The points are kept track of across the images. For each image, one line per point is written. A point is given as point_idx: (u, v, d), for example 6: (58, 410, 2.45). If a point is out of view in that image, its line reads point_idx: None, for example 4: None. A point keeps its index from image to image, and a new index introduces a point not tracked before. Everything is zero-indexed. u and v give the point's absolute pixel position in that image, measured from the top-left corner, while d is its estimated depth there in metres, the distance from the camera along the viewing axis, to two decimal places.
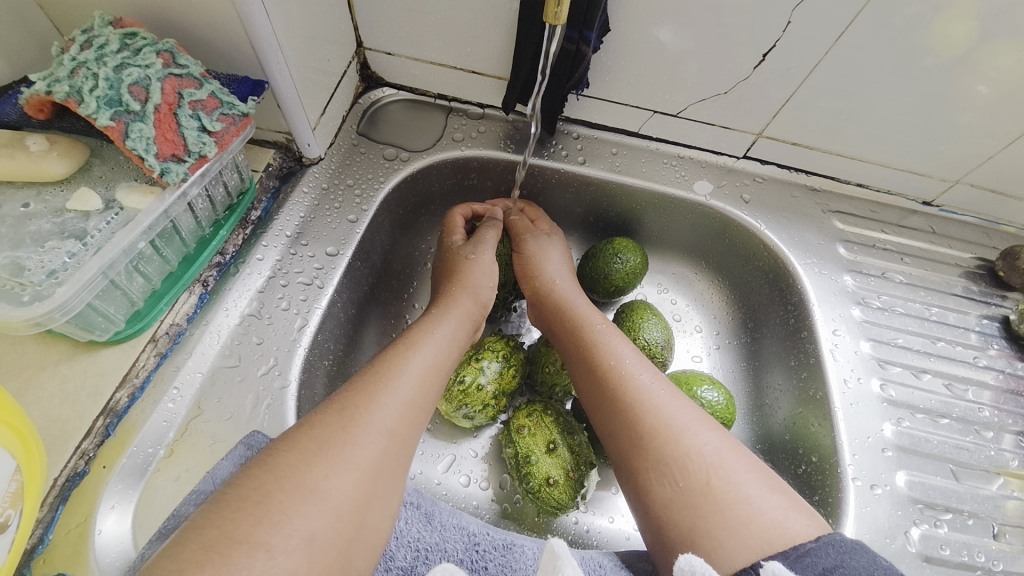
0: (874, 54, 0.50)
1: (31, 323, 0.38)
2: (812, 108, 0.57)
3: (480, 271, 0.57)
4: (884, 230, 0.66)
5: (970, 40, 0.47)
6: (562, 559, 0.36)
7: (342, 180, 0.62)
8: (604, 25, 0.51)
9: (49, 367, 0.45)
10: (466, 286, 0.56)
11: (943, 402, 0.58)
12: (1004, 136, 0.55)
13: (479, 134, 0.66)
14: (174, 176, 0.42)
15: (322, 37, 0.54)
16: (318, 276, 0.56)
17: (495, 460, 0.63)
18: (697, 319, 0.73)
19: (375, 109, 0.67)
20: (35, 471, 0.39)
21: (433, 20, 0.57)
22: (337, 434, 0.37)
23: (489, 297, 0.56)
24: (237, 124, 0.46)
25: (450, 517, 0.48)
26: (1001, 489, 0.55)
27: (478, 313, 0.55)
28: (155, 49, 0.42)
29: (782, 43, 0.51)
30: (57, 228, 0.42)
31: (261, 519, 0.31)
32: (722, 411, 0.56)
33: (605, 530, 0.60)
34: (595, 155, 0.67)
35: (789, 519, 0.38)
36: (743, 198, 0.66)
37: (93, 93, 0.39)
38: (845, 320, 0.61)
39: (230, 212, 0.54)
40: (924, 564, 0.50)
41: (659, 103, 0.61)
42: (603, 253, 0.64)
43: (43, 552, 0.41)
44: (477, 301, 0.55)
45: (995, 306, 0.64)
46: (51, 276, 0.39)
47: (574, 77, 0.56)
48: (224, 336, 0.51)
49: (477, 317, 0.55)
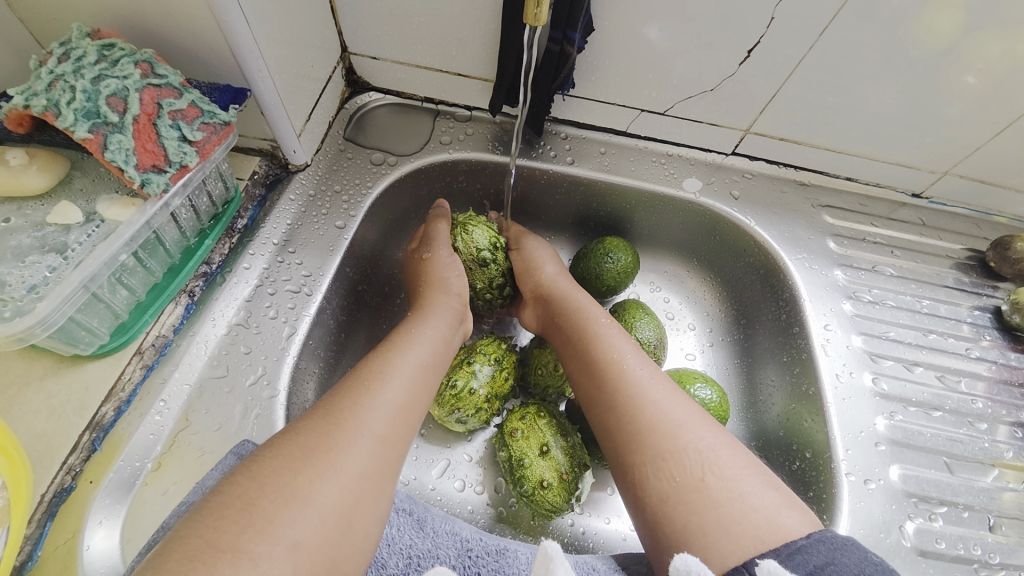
0: (858, 48, 0.50)
1: (13, 339, 0.38)
2: (798, 103, 0.57)
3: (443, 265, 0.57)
4: (874, 223, 0.66)
5: (955, 31, 0.47)
6: (554, 562, 0.36)
7: (330, 186, 0.62)
8: (587, 25, 0.51)
9: (34, 382, 0.45)
10: (437, 283, 0.56)
11: (936, 395, 0.58)
12: (992, 126, 0.55)
13: (467, 137, 0.66)
14: (155, 186, 0.42)
15: (306, 43, 0.54)
16: (306, 284, 0.56)
17: (490, 464, 0.62)
18: (690, 318, 0.72)
19: (362, 113, 0.67)
20: (22, 486, 0.38)
21: (418, 23, 0.57)
22: (323, 441, 0.37)
23: (461, 286, 0.57)
24: (219, 133, 0.46)
25: (443, 522, 0.47)
26: (996, 481, 0.55)
27: (456, 306, 0.55)
28: (133, 59, 0.42)
29: (767, 39, 0.51)
30: (38, 242, 0.42)
31: (245, 528, 0.31)
32: (716, 409, 0.56)
33: (601, 531, 0.60)
34: (583, 155, 0.67)
35: (781, 516, 0.38)
36: (733, 195, 0.66)
37: (71, 105, 0.39)
38: (836, 315, 0.61)
39: (216, 222, 0.53)
40: (920, 558, 0.50)
41: (646, 102, 0.61)
42: (595, 252, 0.64)
43: (31, 568, 0.40)
44: (452, 294, 0.56)
45: (987, 297, 0.64)
46: (32, 291, 0.39)
47: (558, 77, 0.56)
48: (211, 346, 0.50)
49: (460, 311, 0.56)
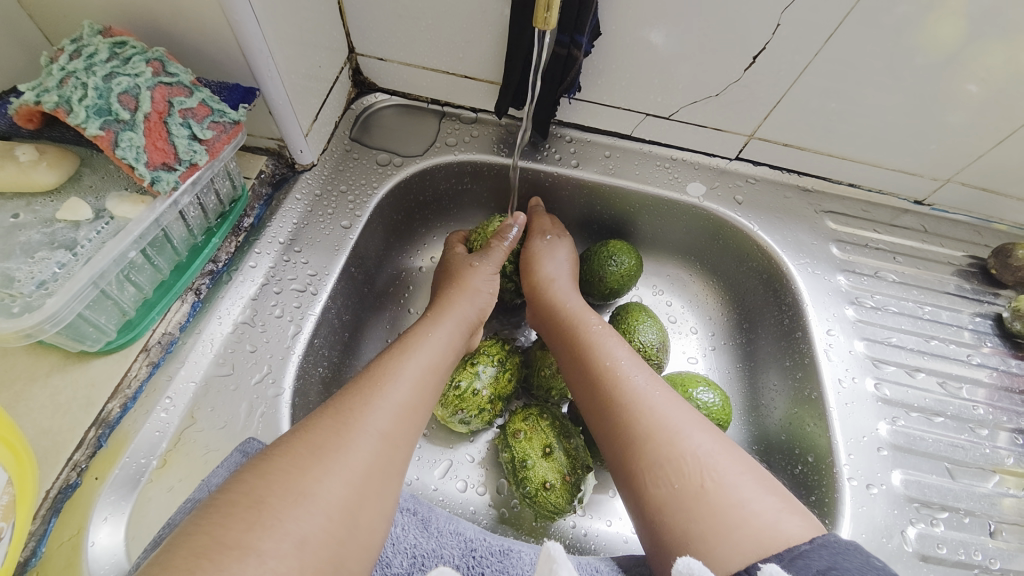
0: (862, 55, 0.50)
1: (21, 334, 0.38)
2: (803, 109, 0.57)
3: (481, 278, 0.57)
4: (876, 229, 0.66)
5: (958, 39, 0.48)
6: (559, 561, 0.36)
7: (336, 186, 0.62)
8: (595, 29, 0.52)
9: (40, 378, 0.45)
10: (465, 290, 0.56)
11: (938, 400, 0.58)
12: (994, 134, 0.55)
13: (472, 138, 0.66)
14: (165, 184, 0.42)
15: (314, 43, 0.54)
16: (311, 283, 0.56)
17: (493, 465, 0.63)
18: (693, 321, 0.73)
19: (369, 114, 0.67)
20: (27, 482, 0.38)
21: (426, 25, 0.57)
22: (332, 438, 0.37)
23: (487, 303, 0.57)
24: (228, 132, 0.46)
25: (447, 522, 0.47)
26: (996, 487, 0.55)
27: (475, 318, 0.55)
28: (144, 57, 0.42)
29: (772, 45, 0.51)
30: (47, 238, 0.42)
31: (252, 524, 0.31)
32: (718, 414, 0.56)
33: (603, 534, 0.60)
34: (588, 158, 0.67)
35: (782, 522, 0.38)
36: (736, 199, 0.66)
37: (83, 103, 0.39)
38: (839, 320, 0.61)
39: (222, 220, 0.53)
40: (922, 563, 0.50)
41: (651, 106, 0.61)
42: (599, 255, 0.64)
43: (36, 564, 0.40)
44: (475, 306, 0.56)
45: (988, 304, 0.64)
46: (41, 286, 0.39)
47: (565, 82, 0.57)
48: (217, 344, 0.50)
49: (475, 318, 0.55)
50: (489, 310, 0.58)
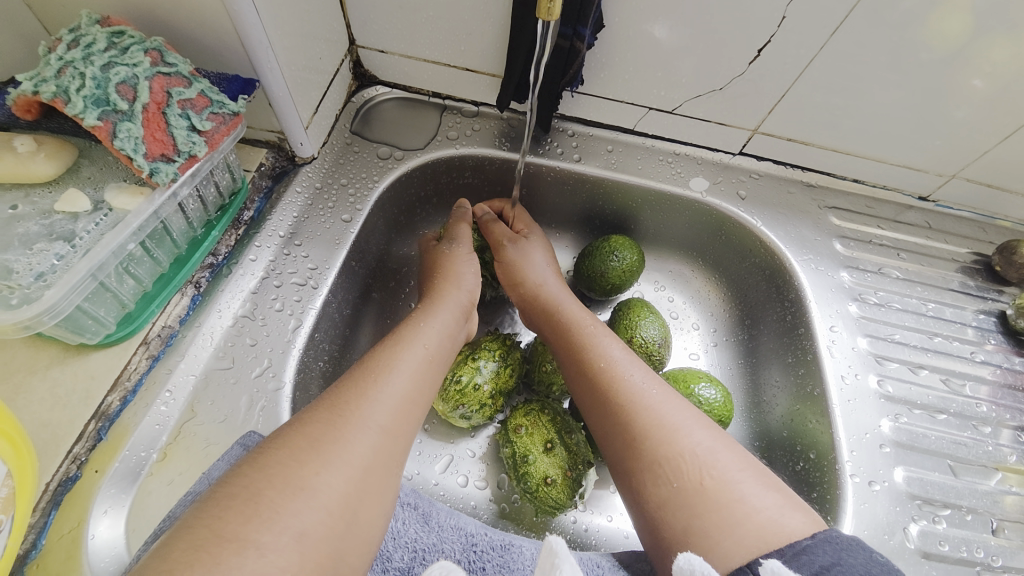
0: (868, 50, 0.50)
1: (20, 327, 0.37)
2: (807, 103, 0.57)
3: (462, 262, 0.58)
4: (880, 226, 0.66)
5: (965, 34, 0.47)
6: (560, 557, 0.36)
7: (336, 179, 0.61)
8: (598, 21, 0.51)
9: (39, 371, 0.45)
10: (452, 277, 0.56)
11: (941, 397, 0.58)
12: (1000, 130, 0.55)
13: (474, 132, 0.66)
14: (164, 176, 0.42)
15: (314, 35, 0.53)
16: (312, 277, 0.56)
17: (494, 460, 0.62)
18: (695, 317, 0.72)
19: (369, 107, 0.66)
20: (26, 475, 0.38)
21: (427, 17, 0.56)
22: (329, 432, 0.37)
23: (474, 285, 0.57)
24: (228, 123, 0.45)
25: (448, 517, 0.47)
26: (999, 484, 0.55)
27: (467, 303, 0.55)
28: (142, 47, 0.42)
29: (777, 39, 0.51)
30: (45, 230, 0.41)
31: (251, 518, 0.31)
32: (720, 410, 0.56)
33: (604, 529, 0.60)
34: (590, 153, 0.66)
35: (784, 517, 0.38)
36: (740, 195, 0.66)
37: (80, 92, 0.38)
38: (842, 317, 0.61)
39: (222, 213, 0.53)
40: (924, 560, 0.50)
41: (654, 100, 0.61)
42: (600, 250, 0.64)
43: (36, 557, 0.40)
44: (463, 289, 0.56)
45: (992, 301, 0.64)
46: (40, 278, 0.39)
47: (567, 75, 0.56)
48: (217, 338, 0.50)
49: (466, 307, 0.55)
50: (478, 293, 0.58)
